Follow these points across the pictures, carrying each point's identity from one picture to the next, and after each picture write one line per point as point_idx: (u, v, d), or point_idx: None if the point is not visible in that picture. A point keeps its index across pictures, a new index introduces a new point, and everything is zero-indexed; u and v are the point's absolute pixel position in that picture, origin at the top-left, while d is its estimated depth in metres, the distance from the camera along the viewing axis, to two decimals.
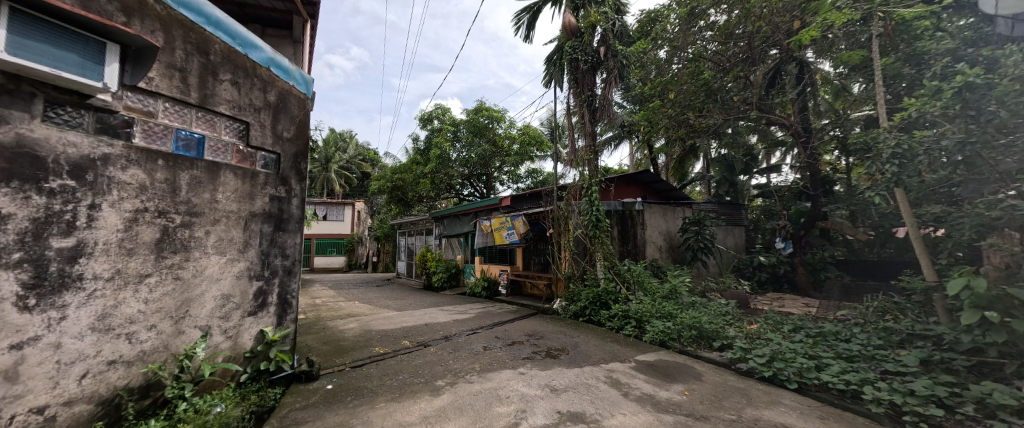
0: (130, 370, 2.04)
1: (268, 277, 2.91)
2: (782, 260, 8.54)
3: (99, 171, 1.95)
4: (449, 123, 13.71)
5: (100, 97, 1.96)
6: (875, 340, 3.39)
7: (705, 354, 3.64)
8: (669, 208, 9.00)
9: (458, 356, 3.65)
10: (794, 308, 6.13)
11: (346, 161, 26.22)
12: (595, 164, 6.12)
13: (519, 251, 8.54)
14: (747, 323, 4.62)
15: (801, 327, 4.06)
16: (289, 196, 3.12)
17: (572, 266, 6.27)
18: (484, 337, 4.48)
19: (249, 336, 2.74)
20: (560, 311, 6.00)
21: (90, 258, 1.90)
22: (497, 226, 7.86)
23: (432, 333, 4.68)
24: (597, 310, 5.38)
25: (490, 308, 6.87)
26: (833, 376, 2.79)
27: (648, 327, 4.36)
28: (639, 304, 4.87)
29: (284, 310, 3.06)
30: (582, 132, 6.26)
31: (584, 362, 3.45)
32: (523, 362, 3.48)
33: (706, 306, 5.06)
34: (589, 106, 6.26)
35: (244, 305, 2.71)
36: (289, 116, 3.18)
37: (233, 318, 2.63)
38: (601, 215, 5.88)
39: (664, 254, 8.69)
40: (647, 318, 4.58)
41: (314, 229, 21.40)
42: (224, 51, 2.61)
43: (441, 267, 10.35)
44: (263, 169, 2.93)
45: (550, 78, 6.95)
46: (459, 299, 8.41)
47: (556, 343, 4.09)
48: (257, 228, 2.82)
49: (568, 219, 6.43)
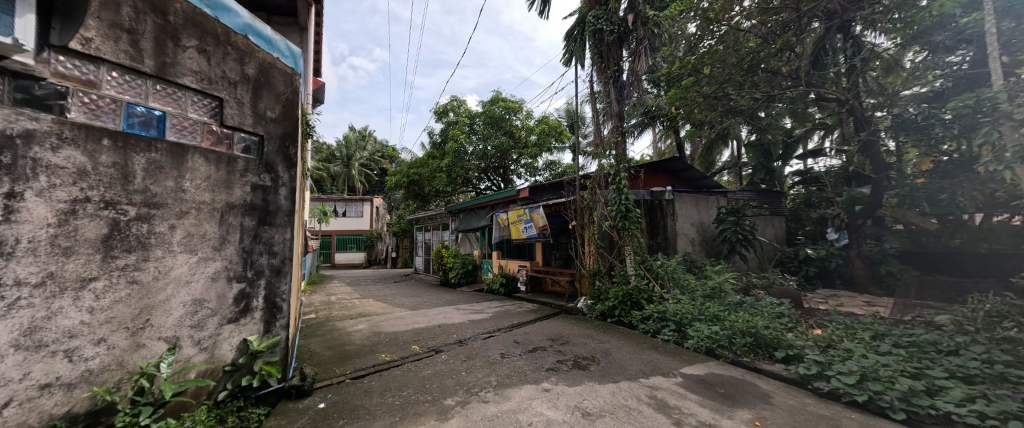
0: (71, 394, 1.70)
1: (252, 279, 2.53)
2: (834, 253, 7.59)
3: (18, 152, 1.57)
4: (465, 115, 13.28)
5: (16, 59, 1.59)
6: (998, 354, 2.48)
7: (765, 365, 3.02)
8: (702, 198, 8.22)
9: (472, 366, 3.19)
10: (856, 308, 5.32)
11: (366, 158, 26.42)
12: (622, 148, 5.48)
13: (539, 246, 8.02)
14: (809, 328, 3.91)
15: (885, 333, 3.31)
16: (276, 185, 2.71)
17: (598, 261, 5.69)
18: (502, 341, 4.01)
19: (229, 347, 2.37)
20: (585, 311, 5.45)
21: (10, 259, 1.54)
22: (514, 219, 7.38)
23: (445, 337, 4.25)
24: (629, 310, 4.79)
25: (509, 306, 6.40)
26: (956, 404, 2.04)
27: (691, 331, 3.75)
28: (678, 305, 4.25)
29: (273, 315, 2.68)
30: (607, 113, 5.63)
31: (619, 375, 2.91)
32: (547, 374, 2.97)
33: (759, 306, 4.36)
34: (616, 83, 5.57)
35: (223, 312, 2.35)
36: (274, 93, 2.73)
37: (208, 327, 2.27)
38: (631, 205, 5.28)
39: (696, 247, 7.94)
40: (688, 321, 3.96)
41: (335, 225, 21.71)
42: (186, 11, 2.19)
43: (458, 263, 9.96)
44: (243, 153, 2.53)
45: (570, 56, 6.32)
46: (476, 296, 8.00)
47: (584, 351, 3.56)
48: (235, 222, 2.43)
49: (592, 210, 5.86)
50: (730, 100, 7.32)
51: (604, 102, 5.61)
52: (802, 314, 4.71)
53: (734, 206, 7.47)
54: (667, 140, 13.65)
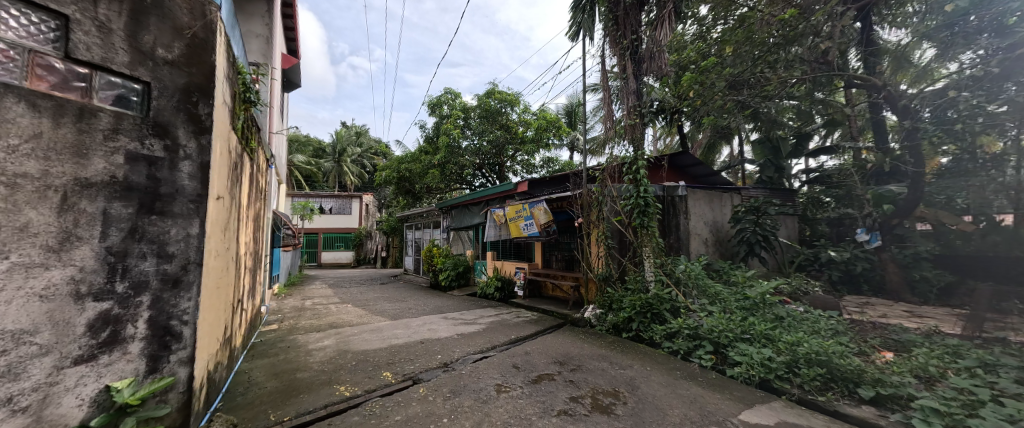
0: None
1: (124, 295, 1.68)
2: (860, 255, 6.88)
3: None
4: (458, 108, 12.44)
5: None
6: None
7: (851, 411, 2.26)
8: (716, 195, 7.52)
9: (458, 407, 2.39)
10: (904, 320, 4.65)
11: (358, 155, 25.51)
12: (639, 131, 4.71)
13: (538, 245, 7.24)
14: (876, 350, 3.17)
15: (993, 362, 2.57)
16: (172, 158, 1.88)
17: (609, 264, 4.91)
18: (497, 366, 3.21)
19: (76, 402, 1.52)
20: (594, 322, 4.67)
21: None
22: (512, 216, 6.59)
23: (426, 359, 3.42)
24: (649, 324, 4.00)
25: (505, 315, 5.61)
26: None
27: (736, 354, 2.99)
28: (712, 319, 3.47)
29: (165, 345, 1.83)
30: (623, 91, 4.89)
31: (657, 424, 2.14)
32: (559, 423, 2.16)
33: (808, 321, 3.60)
34: (633, 56, 4.86)
35: (65, 348, 1.49)
36: (170, 25, 1.89)
37: (32, 375, 1.40)
38: (650, 200, 4.47)
39: (710, 249, 7.21)
40: (728, 341, 3.19)
41: (320, 223, 20.66)
42: None
43: (449, 264, 9.15)
44: (112, 105, 1.70)
45: (577, 28, 5.46)
46: (467, 301, 7.17)
47: (602, 382, 2.78)
48: (93, 208, 1.59)
49: (601, 206, 5.07)
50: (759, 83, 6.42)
51: (619, 78, 4.90)
52: (852, 327, 3.99)
53: (753, 204, 6.79)
54: (669, 138, 12.98)
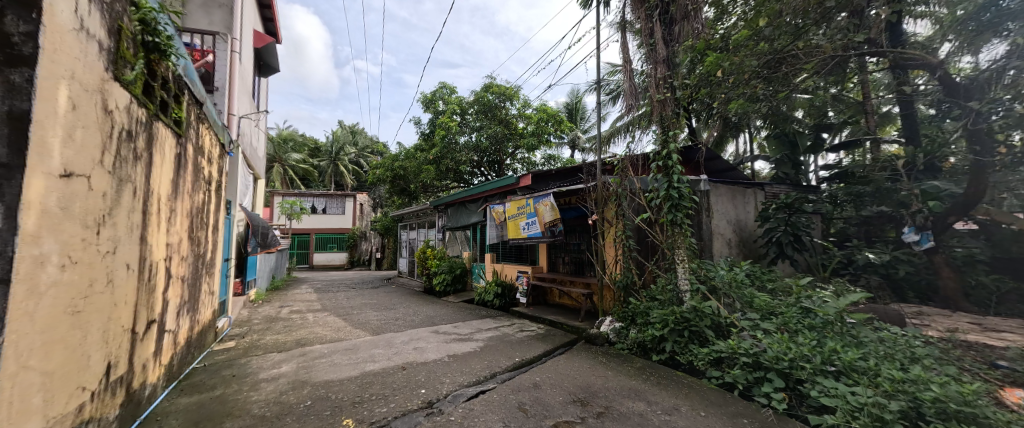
0: None
1: None
2: (902, 257, 6.06)
3: None
4: (454, 102, 11.73)
5: None
6: None
7: None
8: (740, 191, 6.75)
9: None
10: (982, 336, 3.89)
11: (354, 156, 24.74)
12: (670, 108, 3.90)
13: (543, 247, 6.46)
14: (1000, 388, 2.40)
15: None
16: None
17: (630, 269, 4.13)
18: (498, 407, 2.43)
19: None
20: (614, 339, 3.90)
21: None
22: (512, 213, 5.84)
23: (405, 396, 2.62)
24: (687, 345, 3.23)
25: (507, 327, 4.83)
26: None
27: (820, 394, 2.22)
28: (774, 340, 2.70)
29: None
30: (649, 63, 4.13)
31: None
32: None
33: (894, 342, 2.82)
34: (662, 17, 4.07)
35: None
36: None
37: None
38: (684, 192, 3.70)
39: (735, 251, 6.44)
40: (803, 374, 2.41)
41: (312, 223, 19.88)
42: None
43: (444, 267, 8.38)
44: None
45: None
46: (464, 310, 6.40)
47: None
48: None
49: (621, 200, 4.30)
50: (793, 63, 5.67)
51: (645, 45, 4.12)
52: (941, 347, 3.19)
53: (786, 200, 5.93)
54: None
